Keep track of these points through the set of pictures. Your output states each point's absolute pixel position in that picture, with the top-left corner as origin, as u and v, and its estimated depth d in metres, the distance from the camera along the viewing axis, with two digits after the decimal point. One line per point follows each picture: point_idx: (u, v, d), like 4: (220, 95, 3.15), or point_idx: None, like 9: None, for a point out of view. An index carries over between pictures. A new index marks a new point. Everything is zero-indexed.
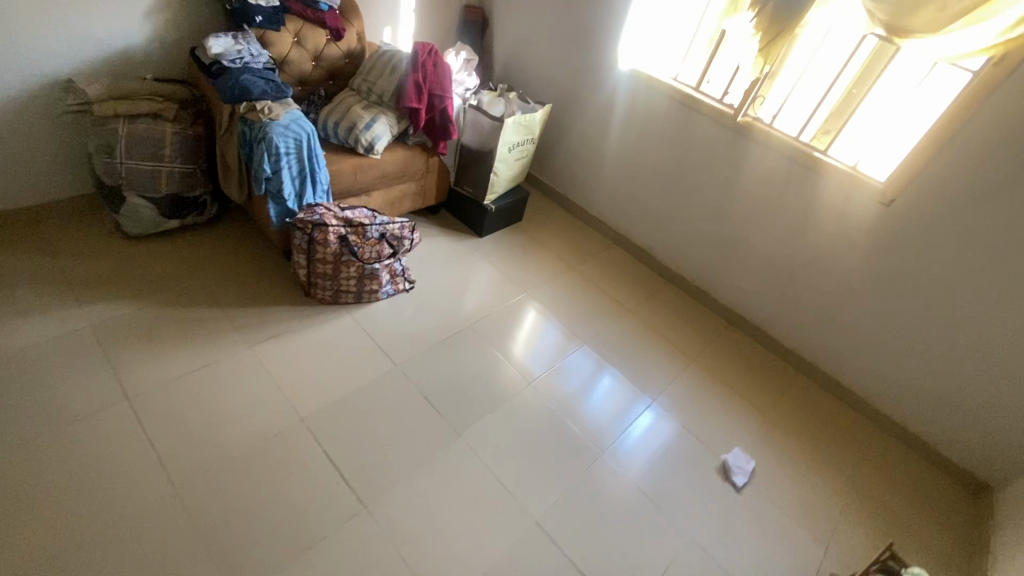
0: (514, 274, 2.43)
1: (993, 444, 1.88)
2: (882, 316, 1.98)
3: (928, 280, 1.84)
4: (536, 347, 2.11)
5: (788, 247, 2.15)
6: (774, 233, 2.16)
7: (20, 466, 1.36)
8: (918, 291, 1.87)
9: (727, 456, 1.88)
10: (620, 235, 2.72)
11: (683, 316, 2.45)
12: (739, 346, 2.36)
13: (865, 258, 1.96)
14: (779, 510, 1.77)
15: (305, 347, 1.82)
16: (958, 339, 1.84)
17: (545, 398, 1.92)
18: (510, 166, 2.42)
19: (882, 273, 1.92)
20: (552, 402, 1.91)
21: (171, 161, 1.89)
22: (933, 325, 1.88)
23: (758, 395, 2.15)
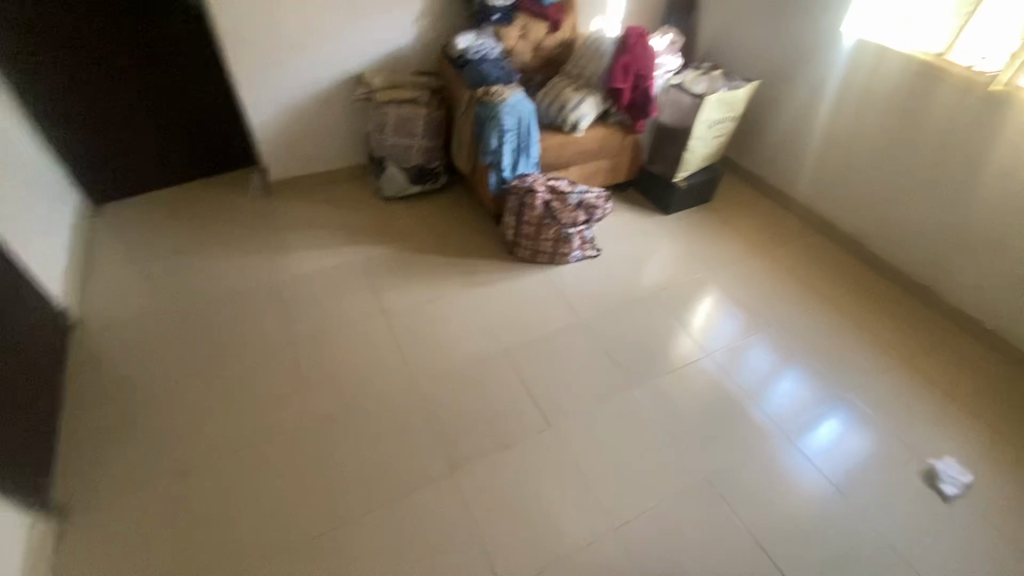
0: (700, 253, 2.46)
1: None
2: None
3: None
4: (713, 326, 2.13)
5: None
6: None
7: (319, 348, 1.92)
8: None
9: (936, 463, 1.69)
10: (824, 222, 2.53)
11: (896, 312, 2.20)
12: (966, 350, 2.06)
13: None
14: (1001, 534, 1.53)
15: (508, 294, 2.16)
16: None
17: (715, 374, 1.95)
18: (706, 143, 2.45)
19: None
20: (723, 379, 1.93)
21: (421, 137, 2.39)
22: None
23: (991, 408, 1.86)
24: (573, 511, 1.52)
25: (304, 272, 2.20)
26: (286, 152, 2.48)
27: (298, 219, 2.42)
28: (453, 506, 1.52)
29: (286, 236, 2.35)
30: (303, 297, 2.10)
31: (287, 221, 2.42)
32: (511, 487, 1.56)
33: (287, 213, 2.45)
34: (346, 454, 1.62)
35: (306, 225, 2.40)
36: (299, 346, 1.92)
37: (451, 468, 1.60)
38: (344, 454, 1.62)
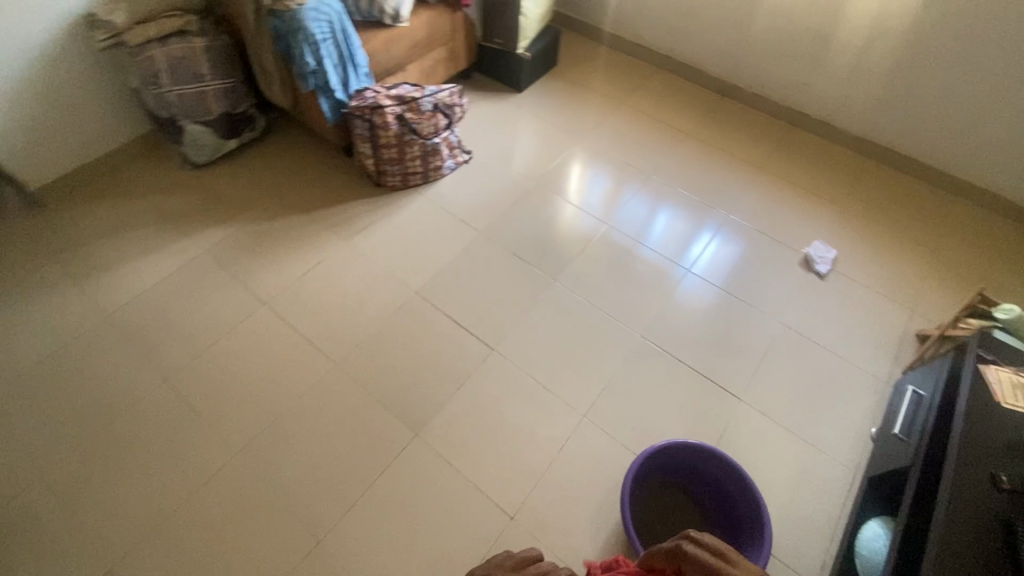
0: (567, 123, 2.39)
1: None
2: (951, 72, 1.94)
3: (1001, 21, 1.78)
4: (595, 190, 2.16)
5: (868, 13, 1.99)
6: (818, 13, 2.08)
7: (207, 370, 1.60)
8: (987, 35, 1.82)
9: (807, 249, 1.95)
10: (663, 57, 2.60)
11: (744, 126, 2.39)
12: (802, 143, 2.34)
13: (932, 9, 1.87)
14: (863, 286, 1.87)
15: (394, 232, 1.94)
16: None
17: (614, 236, 2.00)
18: (538, 3, 2.26)
19: (945, 24, 1.87)
20: (622, 238, 2.00)
21: (212, 78, 1.88)
22: (1006, 69, 1.84)
23: (831, 186, 2.17)
24: (546, 418, 1.54)
25: (141, 289, 1.76)
26: (31, 147, 1.83)
27: (97, 227, 1.88)
28: (434, 464, 1.46)
29: (91, 253, 1.82)
30: (154, 319, 1.70)
31: (83, 235, 1.86)
32: (481, 421, 1.53)
33: (76, 224, 1.88)
34: (297, 465, 1.45)
35: (111, 230, 1.87)
36: (179, 377, 1.59)
37: (414, 430, 1.51)
38: (295, 466, 1.45)
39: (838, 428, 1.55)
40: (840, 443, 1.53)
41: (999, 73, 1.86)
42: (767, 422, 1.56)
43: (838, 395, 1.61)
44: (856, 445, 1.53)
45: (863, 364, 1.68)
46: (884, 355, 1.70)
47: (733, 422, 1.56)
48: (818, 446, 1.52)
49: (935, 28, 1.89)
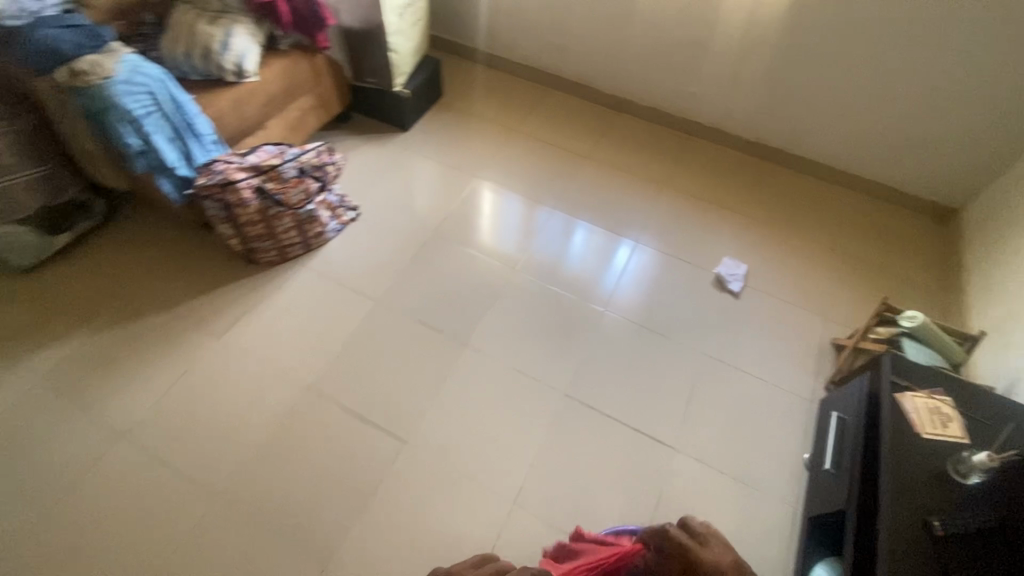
0: (460, 160, 2.23)
1: (940, 164, 2.00)
2: (825, 74, 1.97)
3: (863, 23, 1.81)
4: (503, 218, 2.05)
5: (743, 18, 1.96)
6: (695, 24, 2.05)
7: (53, 538, 1.31)
8: (852, 38, 1.85)
9: (718, 268, 1.91)
10: (551, 76, 2.49)
11: (641, 141, 2.34)
12: (699, 152, 2.32)
13: (799, 16, 1.88)
14: (776, 298, 1.85)
15: (276, 317, 1.70)
16: (895, 76, 1.87)
17: (531, 267, 1.91)
18: (408, 36, 2.08)
19: (814, 29, 1.88)
20: (539, 268, 1.90)
21: (16, 169, 1.55)
22: (873, 68, 1.89)
23: (732, 195, 2.16)
24: (473, 515, 1.38)
25: None
26: None
27: None
28: None
29: None
30: None
31: None
32: (400, 534, 1.35)
33: None
34: None
35: None
36: (16, 555, 1.28)
37: (323, 563, 1.30)
38: None
39: (773, 461, 1.50)
40: (777, 478, 1.48)
41: (870, 70, 1.90)
42: (703, 469, 1.49)
43: (768, 424, 1.57)
44: (792, 476, 1.48)
45: (787, 385, 1.65)
46: (806, 372, 1.68)
47: (669, 474, 1.47)
48: (756, 485, 1.46)
49: (808, 28, 1.89)
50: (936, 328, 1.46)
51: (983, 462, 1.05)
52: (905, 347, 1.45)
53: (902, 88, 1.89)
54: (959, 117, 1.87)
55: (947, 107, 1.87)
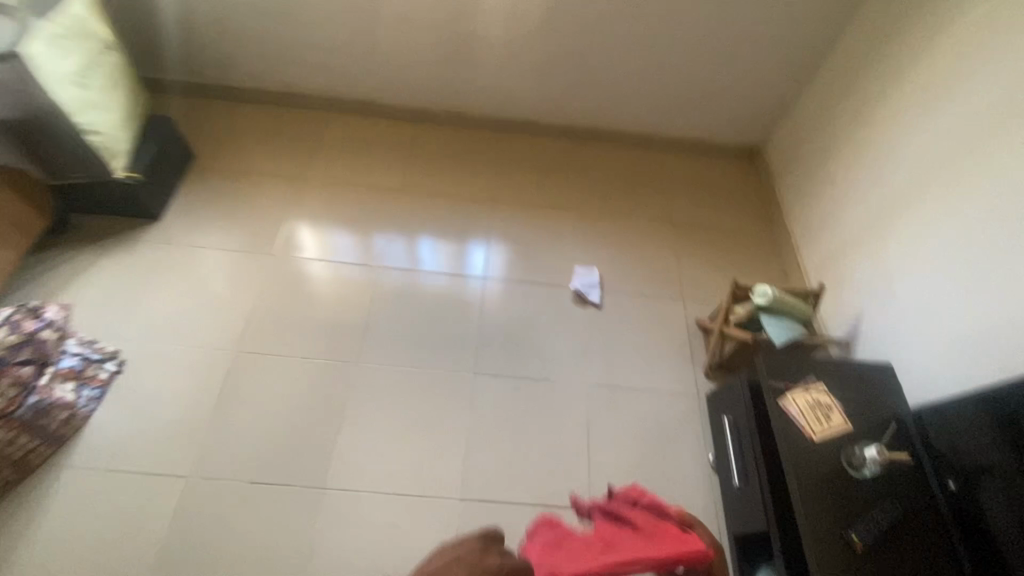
0: (247, 237, 1.78)
1: (738, 111, 2.04)
2: (613, 47, 1.86)
3: None
4: (334, 250, 1.78)
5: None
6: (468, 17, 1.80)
7: None
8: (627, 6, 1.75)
9: (573, 282, 1.78)
10: (329, 100, 2.09)
11: (455, 154, 2.08)
12: (517, 149, 2.12)
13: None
14: (637, 295, 1.78)
15: (37, 565, 1.19)
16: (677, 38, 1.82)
17: (387, 291, 1.71)
18: (110, 106, 1.54)
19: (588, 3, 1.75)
20: (397, 292, 1.71)
21: None
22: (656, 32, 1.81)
23: (563, 191, 2.03)
24: None
25: None
26: None
27: None
28: None
29: None
30: None
31: None
32: None
33: None
34: None
35: None
36: None
37: None
38: None
39: (685, 481, 1.44)
40: (694, 501, 1.41)
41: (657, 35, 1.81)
42: None
43: (669, 444, 1.50)
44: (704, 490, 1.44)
45: (674, 391, 1.59)
46: (685, 366, 1.64)
47: None
48: None
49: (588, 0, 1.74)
50: (783, 297, 1.47)
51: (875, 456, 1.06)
52: (764, 324, 1.45)
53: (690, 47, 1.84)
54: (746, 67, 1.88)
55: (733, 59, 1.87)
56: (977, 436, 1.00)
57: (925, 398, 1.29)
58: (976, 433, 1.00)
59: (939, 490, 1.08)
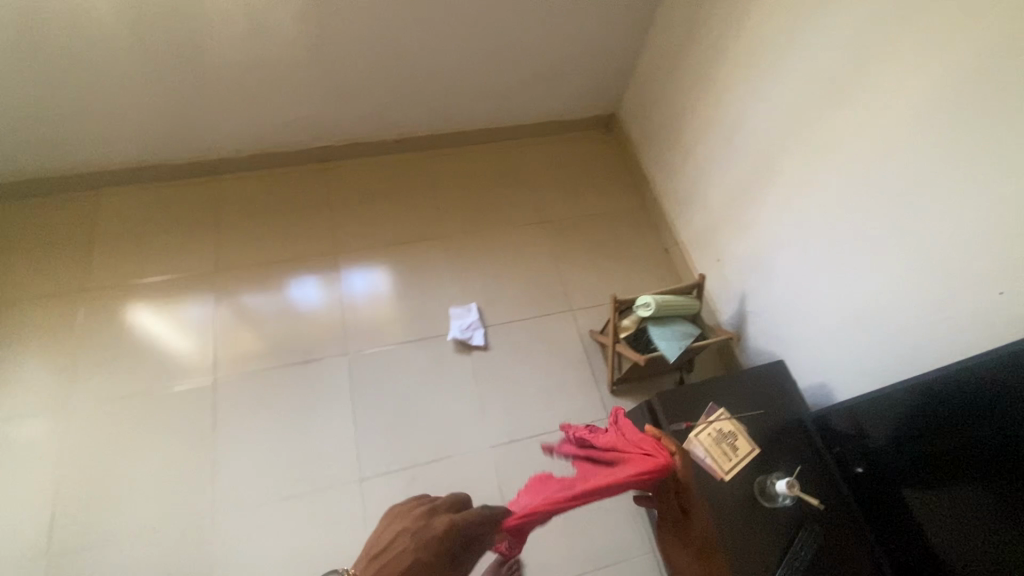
0: (36, 383, 1.41)
1: (583, 84, 1.84)
2: (420, 44, 1.57)
3: None
4: (183, 317, 1.54)
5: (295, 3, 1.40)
6: (231, 44, 1.45)
7: None
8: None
9: (450, 328, 1.57)
10: (100, 173, 1.66)
11: (281, 203, 1.74)
12: (354, 178, 1.82)
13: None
14: (523, 322, 1.61)
15: None
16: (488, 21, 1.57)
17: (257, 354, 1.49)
18: None
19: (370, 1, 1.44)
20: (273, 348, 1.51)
21: None
22: (462, 20, 1.54)
23: (417, 216, 1.77)
24: None
25: None
26: None
27: None
28: None
29: None
30: None
31: None
32: None
33: None
34: None
35: None
36: None
37: None
38: None
39: None
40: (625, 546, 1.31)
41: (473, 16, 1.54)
42: None
43: None
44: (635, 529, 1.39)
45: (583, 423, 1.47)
46: (589, 391, 1.51)
47: None
48: None
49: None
50: (667, 301, 1.37)
51: (787, 489, 1.01)
52: (654, 339, 1.34)
53: (514, 23, 1.58)
54: (581, 33, 1.67)
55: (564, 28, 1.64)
56: (881, 431, 0.97)
57: (834, 377, 1.25)
58: (880, 429, 0.97)
59: (843, 478, 1.08)
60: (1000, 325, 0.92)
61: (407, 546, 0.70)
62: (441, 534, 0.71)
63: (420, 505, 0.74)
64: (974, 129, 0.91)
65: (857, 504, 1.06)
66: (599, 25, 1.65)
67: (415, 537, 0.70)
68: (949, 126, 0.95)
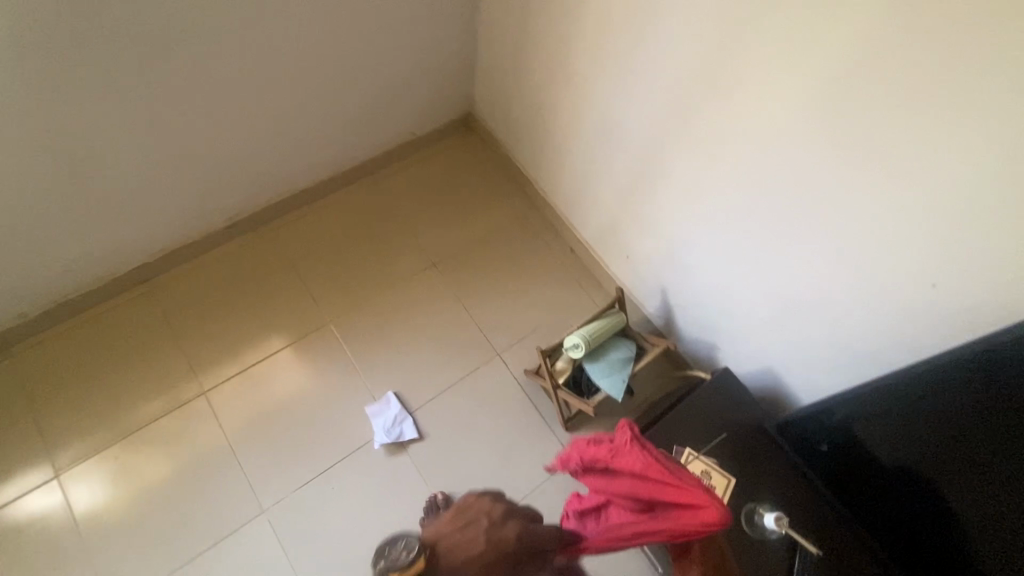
0: None
1: (426, 95, 1.60)
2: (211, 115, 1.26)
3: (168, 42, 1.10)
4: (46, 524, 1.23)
5: (10, 106, 1.02)
6: None
7: None
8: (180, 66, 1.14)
9: (374, 431, 1.37)
10: None
11: (115, 350, 1.40)
12: (197, 287, 1.49)
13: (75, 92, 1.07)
14: (452, 389, 1.44)
15: None
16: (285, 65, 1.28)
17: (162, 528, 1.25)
18: None
19: (118, 89, 1.11)
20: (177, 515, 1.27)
21: None
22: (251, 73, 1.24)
23: (289, 308, 1.50)
24: None
25: None
26: None
27: None
28: None
29: None
30: None
31: None
32: None
33: None
34: None
35: None
36: None
37: None
38: None
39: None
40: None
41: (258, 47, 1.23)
42: None
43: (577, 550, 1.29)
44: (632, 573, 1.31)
45: (550, 477, 1.36)
46: (545, 440, 1.40)
47: None
48: None
49: (124, 57, 1.07)
50: (596, 335, 1.27)
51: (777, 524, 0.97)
52: (595, 378, 1.26)
53: (314, 44, 1.29)
54: (399, 34, 1.41)
55: (378, 31, 1.36)
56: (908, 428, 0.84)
57: (775, 373, 1.22)
58: (936, 441, 0.80)
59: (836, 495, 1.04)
60: (922, 313, 0.90)
61: (479, 535, 0.75)
62: (510, 540, 0.77)
63: (500, 504, 0.80)
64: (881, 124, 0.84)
65: (857, 521, 1.02)
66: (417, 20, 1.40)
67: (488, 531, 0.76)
68: (819, 125, 0.91)
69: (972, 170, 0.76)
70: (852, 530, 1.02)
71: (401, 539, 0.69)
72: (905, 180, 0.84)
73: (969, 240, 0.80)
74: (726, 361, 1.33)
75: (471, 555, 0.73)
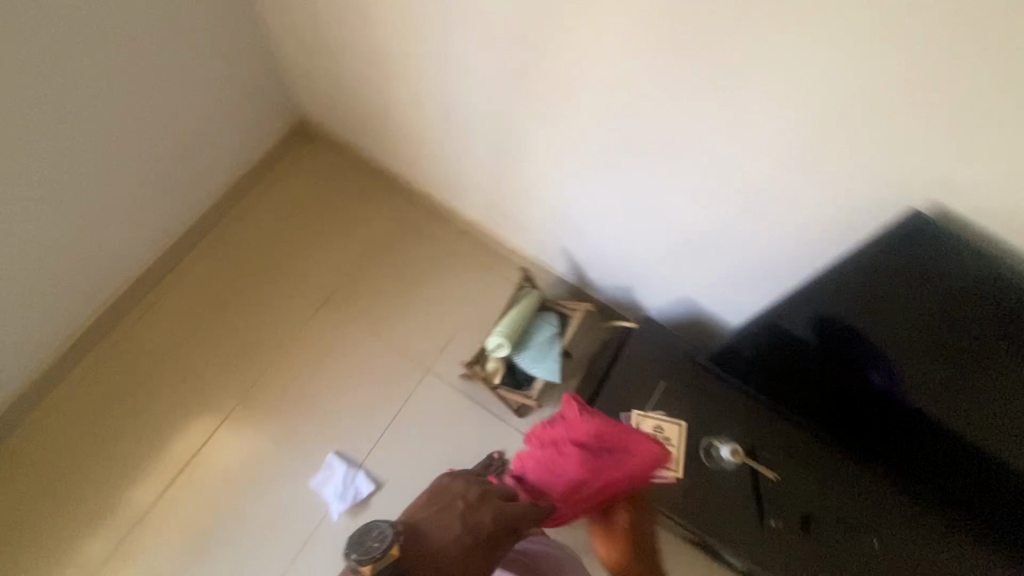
0: None
1: (238, 118, 1.42)
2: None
3: None
4: None
5: None
6: None
7: None
8: None
9: (327, 499, 1.27)
10: None
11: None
12: (66, 426, 1.28)
13: None
14: (393, 423, 1.34)
15: None
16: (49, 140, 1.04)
17: None
18: None
19: None
20: None
21: None
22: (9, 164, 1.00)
23: (183, 406, 1.32)
24: None
25: None
26: None
27: None
28: None
29: None
30: None
31: None
32: None
33: None
34: None
35: None
36: None
37: None
38: None
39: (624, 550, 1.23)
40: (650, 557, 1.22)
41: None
42: None
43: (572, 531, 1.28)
44: None
45: None
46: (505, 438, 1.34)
47: None
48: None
49: None
50: (518, 327, 1.21)
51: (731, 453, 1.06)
52: (528, 369, 1.22)
53: (69, 106, 1.04)
54: (170, 60, 1.17)
55: (142, 65, 1.12)
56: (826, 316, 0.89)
57: (694, 301, 1.21)
58: (908, 330, 0.81)
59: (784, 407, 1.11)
60: (803, 209, 0.90)
61: (478, 515, 0.53)
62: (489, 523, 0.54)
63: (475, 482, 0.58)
64: (737, 65, 0.79)
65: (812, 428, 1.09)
66: (183, 36, 1.17)
67: (466, 516, 0.53)
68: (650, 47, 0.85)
69: (828, 98, 0.76)
70: (807, 432, 1.10)
71: (375, 527, 0.49)
72: (750, 84, 0.81)
73: (841, 161, 0.81)
74: (642, 306, 1.34)
75: (456, 549, 0.51)
